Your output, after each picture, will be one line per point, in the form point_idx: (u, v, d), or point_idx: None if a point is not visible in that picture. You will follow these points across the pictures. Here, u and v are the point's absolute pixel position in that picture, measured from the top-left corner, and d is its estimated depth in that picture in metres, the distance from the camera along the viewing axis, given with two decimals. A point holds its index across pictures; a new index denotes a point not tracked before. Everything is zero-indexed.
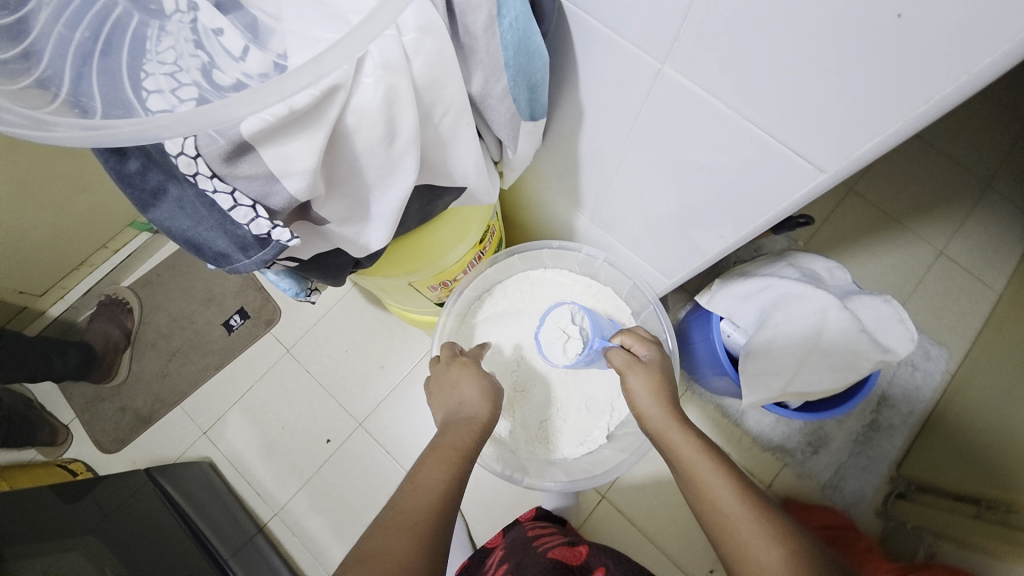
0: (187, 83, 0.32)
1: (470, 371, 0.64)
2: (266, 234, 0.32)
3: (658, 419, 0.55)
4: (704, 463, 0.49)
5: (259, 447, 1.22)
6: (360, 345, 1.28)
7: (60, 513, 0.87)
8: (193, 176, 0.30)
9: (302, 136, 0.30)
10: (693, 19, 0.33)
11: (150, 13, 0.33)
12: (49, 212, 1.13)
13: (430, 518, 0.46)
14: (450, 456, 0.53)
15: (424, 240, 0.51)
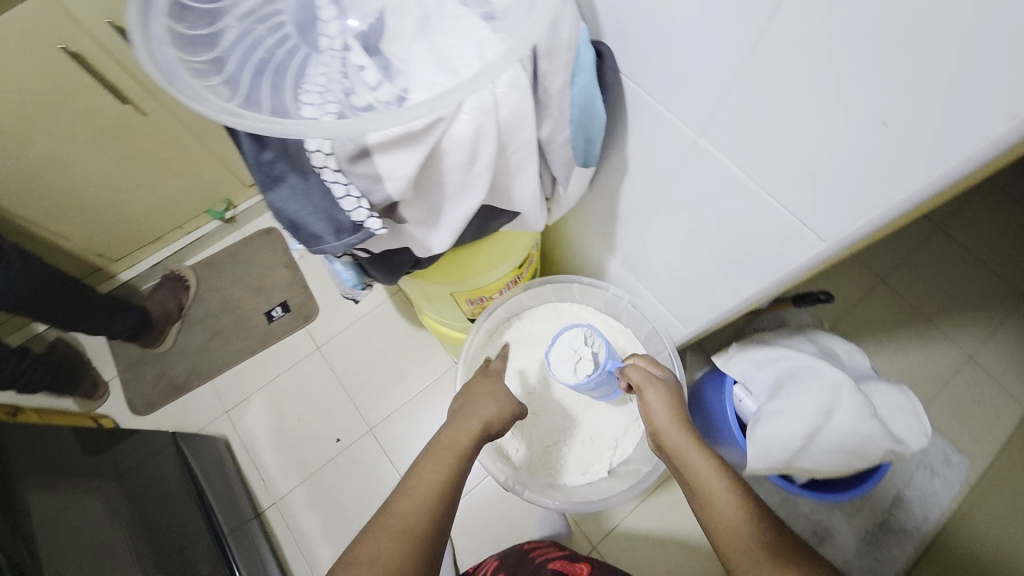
0: (332, 100, 0.40)
1: (486, 380, 0.70)
2: (361, 221, 0.40)
3: (673, 435, 0.57)
4: (714, 477, 0.50)
5: (272, 434, 1.28)
6: (385, 354, 1.34)
7: (110, 443, 0.97)
8: (320, 167, 0.38)
9: (406, 151, 0.37)
10: (726, 102, 0.41)
11: (311, 47, 0.43)
12: (145, 189, 1.27)
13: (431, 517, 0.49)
14: (445, 457, 0.56)
15: (474, 255, 0.58)
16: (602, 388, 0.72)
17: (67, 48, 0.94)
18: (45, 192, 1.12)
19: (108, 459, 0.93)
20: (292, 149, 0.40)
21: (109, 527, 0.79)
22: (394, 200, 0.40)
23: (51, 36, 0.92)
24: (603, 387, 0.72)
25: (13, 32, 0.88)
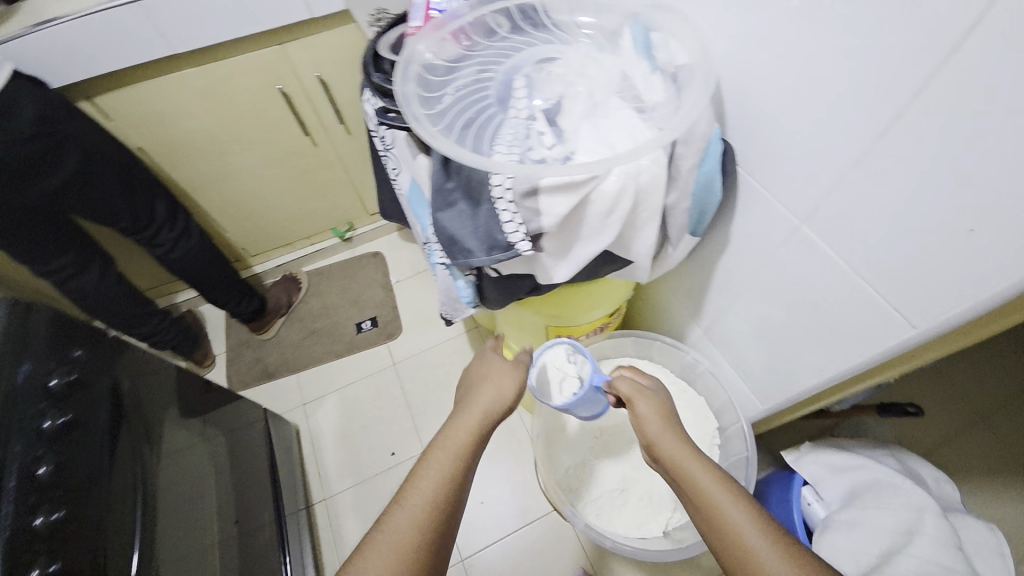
0: (516, 150, 0.52)
1: (499, 377, 0.65)
2: (515, 242, 0.50)
3: (670, 449, 0.55)
4: (725, 496, 0.48)
5: (337, 434, 1.38)
6: (452, 382, 1.43)
7: (217, 404, 1.01)
8: (498, 197, 0.48)
9: (565, 196, 0.48)
10: (832, 197, 0.48)
11: (502, 110, 0.55)
12: (296, 202, 1.51)
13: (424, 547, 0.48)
14: (439, 463, 0.54)
15: (578, 294, 0.67)
16: (593, 407, 0.70)
17: (281, 87, 1.19)
18: (228, 190, 1.39)
19: (218, 418, 0.99)
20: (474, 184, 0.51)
21: (203, 480, 0.86)
22: (542, 231, 0.50)
23: (273, 77, 1.17)
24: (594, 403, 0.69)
25: (252, 73, 1.14)
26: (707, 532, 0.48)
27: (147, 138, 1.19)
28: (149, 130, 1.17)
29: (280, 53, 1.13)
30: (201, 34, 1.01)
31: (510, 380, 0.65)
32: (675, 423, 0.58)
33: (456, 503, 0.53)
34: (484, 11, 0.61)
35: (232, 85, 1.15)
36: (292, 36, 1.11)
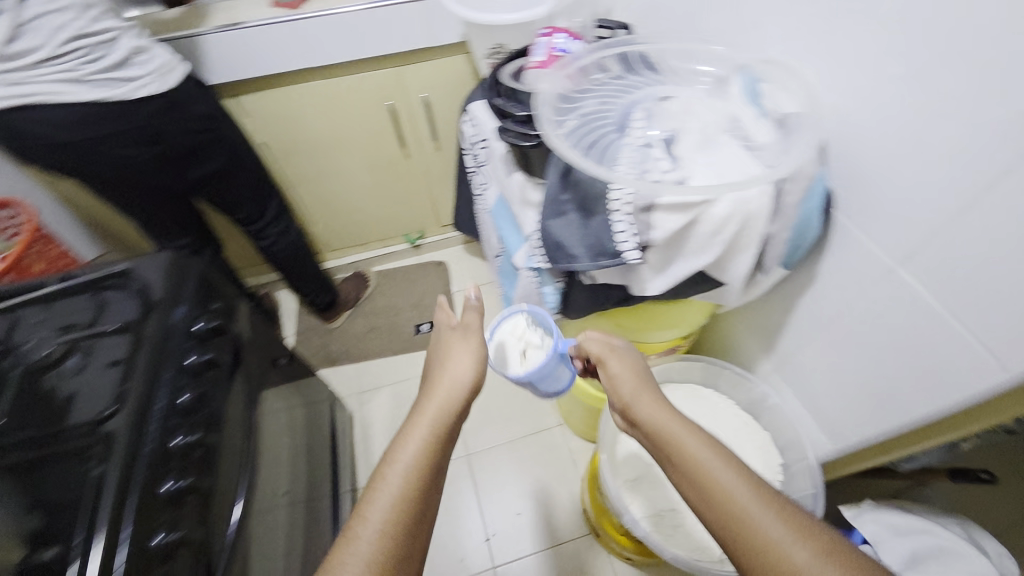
0: (635, 169, 0.58)
1: (459, 366, 0.64)
2: (623, 251, 0.56)
3: (649, 413, 0.57)
4: (711, 457, 0.49)
5: (387, 425, 1.45)
6: (499, 393, 1.46)
7: (302, 375, 1.07)
8: (615, 210, 0.55)
9: (678, 214, 0.54)
10: (931, 242, 0.51)
11: (620, 137, 0.63)
12: (380, 207, 1.65)
13: (404, 536, 0.47)
14: (412, 438, 0.55)
15: (662, 311, 0.72)
16: (552, 378, 0.72)
17: (390, 103, 1.33)
18: (324, 188, 1.53)
19: (300, 390, 1.06)
20: (591, 199, 0.59)
21: (283, 448, 0.91)
22: (648, 245, 0.56)
23: (385, 94, 1.31)
24: (553, 374, 0.71)
25: (369, 89, 1.29)
26: (694, 493, 0.49)
27: (270, 136, 1.35)
28: (273, 128, 1.33)
29: (396, 74, 1.27)
30: (335, 50, 1.17)
31: (471, 368, 0.65)
32: (644, 378, 0.62)
33: (434, 486, 0.52)
34: (603, 55, 0.71)
35: (350, 97, 1.30)
36: (408, 60, 1.25)
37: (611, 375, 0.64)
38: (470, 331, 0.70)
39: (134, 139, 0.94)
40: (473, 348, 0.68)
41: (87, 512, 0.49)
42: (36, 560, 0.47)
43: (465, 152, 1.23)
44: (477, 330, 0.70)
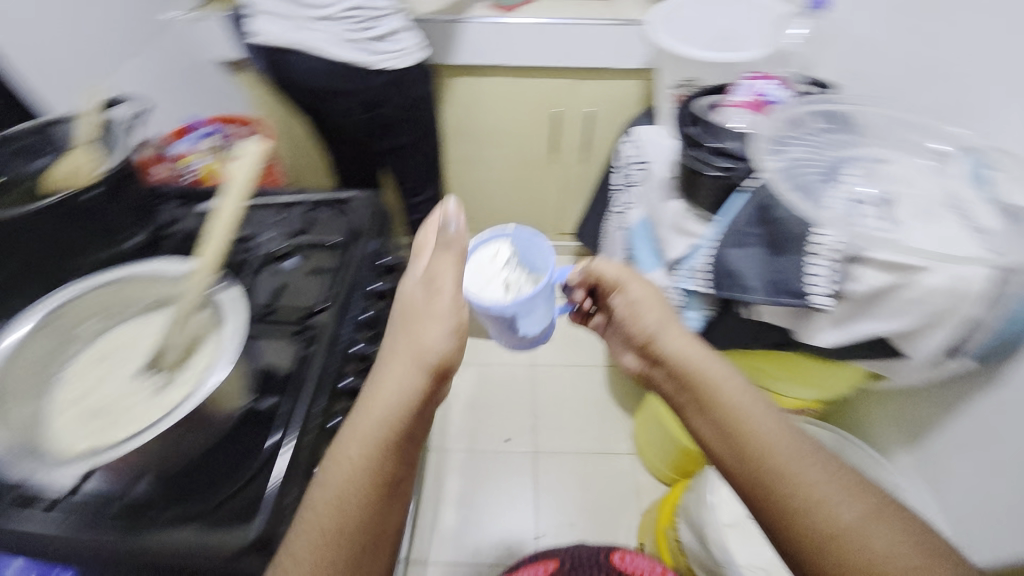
0: (844, 216, 0.65)
1: (422, 340, 0.52)
2: (811, 295, 0.64)
3: (677, 348, 0.61)
4: (753, 406, 0.53)
5: (465, 400, 1.50)
6: (579, 403, 1.47)
7: None
8: (817, 254, 0.64)
9: (888, 275, 0.61)
10: None
11: (829, 186, 0.70)
12: (512, 203, 1.70)
13: (339, 568, 0.45)
14: (356, 455, 0.48)
15: (824, 370, 0.77)
16: (534, 316, 0.67)
17: (557, 110, 1.38)
18: (473, 178, 1.61)
19: None
20: (786, 239, 0.67)
21: None
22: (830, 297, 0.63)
23: (555, 100, 1.36)
24: (533, 310, 0.66)
25: (543, 93, 1.35)
26: (733, 439, 0.52)
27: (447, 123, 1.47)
28: (449, 111, 1.43)
29: (573, 84, 1.32)
30: (524, 52, 1.24)
31: (439, 348, 0.52)
32: (663, 310, 0.65)
33: (399, 478, 0.50)
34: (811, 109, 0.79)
35: (523, 97, 1.36)
36: (587, 74, 1.30)
37: (638, 310, 0.66)
38: (437, 280, 0.54)
39: (363, 99, 1.06)
40: (447, 307, 0.53)
41: (301, 385, 0.57)
42: (255, 407, 0.55)
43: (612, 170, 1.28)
44: (446, 280, 0.54)
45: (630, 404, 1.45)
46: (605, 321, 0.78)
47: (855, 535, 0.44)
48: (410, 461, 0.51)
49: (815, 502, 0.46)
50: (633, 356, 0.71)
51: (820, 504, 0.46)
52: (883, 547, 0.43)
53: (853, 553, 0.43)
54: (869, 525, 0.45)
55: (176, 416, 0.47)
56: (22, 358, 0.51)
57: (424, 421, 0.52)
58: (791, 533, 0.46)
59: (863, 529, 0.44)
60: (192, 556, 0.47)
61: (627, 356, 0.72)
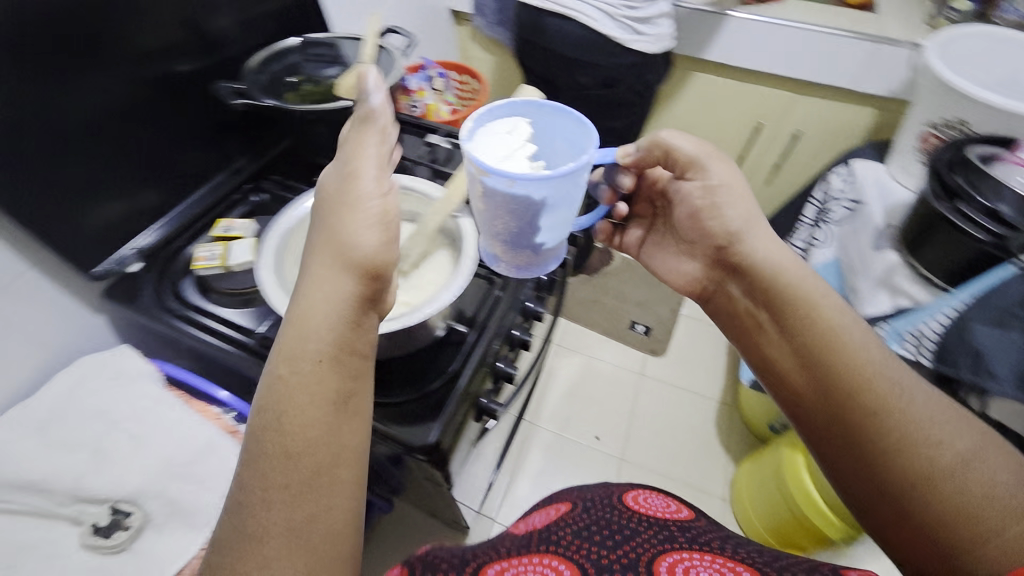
0: None
1: (345, 238, 0.41)
2: None
3: (766, 256, 0.51)
4: (856, 329, 0.47)
5: (566, 384, 1.49)
6: (681, 430, 1.39)
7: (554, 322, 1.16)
8: None
9: None
10: None
11: None
12: None
13: (297, 513, 0.37)
14: (294, 391, 0.39)
15: None
16: (559, 210, 0.49)
17: (759, 123, 1.26)
18: None
19: None
20: None
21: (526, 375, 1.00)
22: None
23: (762, 112, 1.24)
24: (563, 201, 0.48)
25: (750, 102, 1.23)
26: (820, 371, 0.46)
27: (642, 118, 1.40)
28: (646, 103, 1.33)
29: (790, 98, 1.19)
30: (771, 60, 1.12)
31: (370, 247, 0.42)
32: (741, 208, 0.52)
33: (351, 390, 0.41)
34: None
35: (726, 103, 1.25)
36: (819, 93, 1.16)
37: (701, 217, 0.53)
38: (355, 178, 0.43)
39: (602, 76, 1.07)
40: (374, 205, 0.43)
41: (487, 332, 0.63)
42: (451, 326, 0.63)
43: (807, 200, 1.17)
44: (366, 178, 0.43)
45: (734, 449, 1.35)
46: (649, 221, 0.62)
47: (968, 474, 0.39)
48: (359, 372, 0.42)
49: (919, 441, 0.41)
50: (697, 265, 0.57)
51: (923, 443, 0.41)
52: (999, 493, 0.38)
53: (963, 498, 0.38)
54: (984, 471, 0.39)
55: (418, 316, 0.53)
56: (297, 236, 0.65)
57: (364, 333, 0.43)
58: (879, 471, 0.42)
59: (976, 470, 0.39)
60: None
61: (683, 265, 0.58)
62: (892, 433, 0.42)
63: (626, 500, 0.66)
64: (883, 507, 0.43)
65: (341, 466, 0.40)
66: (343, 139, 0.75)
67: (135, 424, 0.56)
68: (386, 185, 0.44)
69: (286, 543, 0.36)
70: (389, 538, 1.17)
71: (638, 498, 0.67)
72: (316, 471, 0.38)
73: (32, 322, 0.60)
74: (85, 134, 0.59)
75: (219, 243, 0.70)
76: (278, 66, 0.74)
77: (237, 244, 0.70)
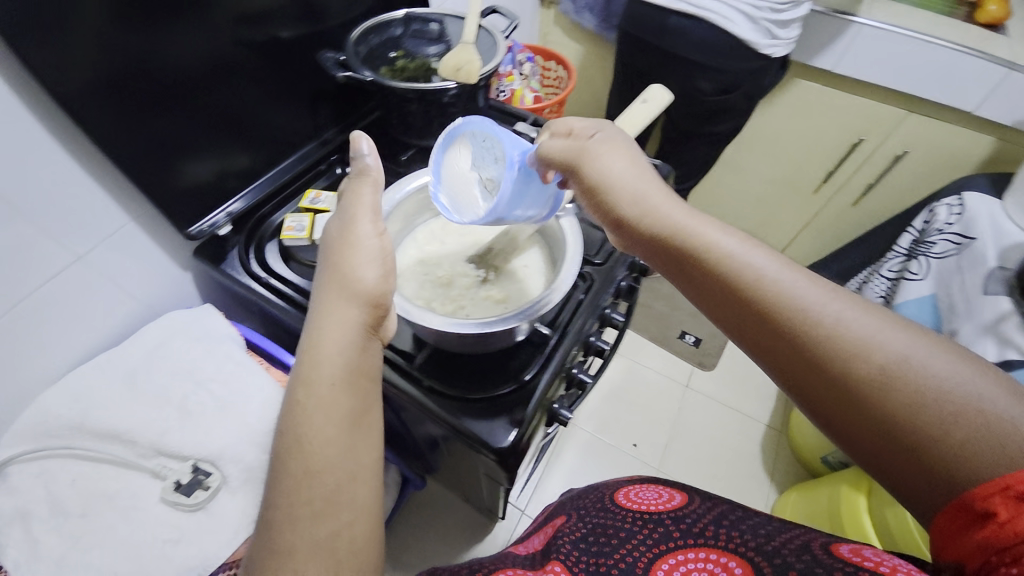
0: None
1: (347, 272, 0.44)
2: None
3: (671, 218, 0.42)
4: (783, 282, 0.35)
5: (608, 387, 1.45)
6: (723, 451, 1.34)
7: None
8: None
9: None
10: None
11: None
12: (739, 218, 1.55)
13: (324, 529, 0.35)
14: (303, 408, 0.38)
15: None
16: (537, 202, 0.56)
17: (859, 139, 1.18)
18: (719, 177, 1.46)
19: None
20: None
21: None
22: None
23: (866, 128, 1.16)
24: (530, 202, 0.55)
25: (853, 116, 1.15)
26: (724, 296, 0.38)
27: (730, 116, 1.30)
28: None
29: (900, 116, 1.11)
30: (886, 69, 1.04)
31: (370, 280, 0.44)
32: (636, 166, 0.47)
33: (362, 406, 0.41)
34: None
35: (825, 113, 1.18)
36: (935, 112, 1.07)
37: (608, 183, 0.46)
38: (354, 225, 0.46)
39: (723, 81, 1.03)
40: (373, 245, 0.46)
41: (569, 335, 0.61)
42: (537, 327, 0.61)
43: (907, 231, 1.09)
44: (365, 225, 0.47)
45: (777, 479, 1.29)
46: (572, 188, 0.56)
47: (916, 363, 0.31)
48: (368, 392, 0.42)
49: (849, 350, 0.32)
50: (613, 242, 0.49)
51: (854, 347, 0.32)
52: (961, 374, 0.30)
53: (933, 400, 0.29)
54: (930, 352, 0.31)
55: (526, 317, 0.52)
56: (403, 213, 0.63)
57: (369, 357, 0.43)
58: (829, 405, 0.33)
59: (927, 354, 0.31)
60: (436, 418, 0.55)
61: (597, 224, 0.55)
62: (825, 352, 0.33)
63: (616, 499, 0.58)
64: (865, 455, 0.33)
65: (358, 482, 0.38)
66: (433, 120, 0.75)
67: (218, 386, 0.58)
68: (382, 228, 0.47)
69: (323, 563, 0.34)
70: (421, 520, 1.14)
71: (630, 494, 0.58)
72: (337, 488, 0.36)
73: (125, 273, 0.61)
74: (197, 88, 0.60)
75: (306, 214, 0.71)
76: (377, 37, 0.73)
77: (324, 217, 0.70)
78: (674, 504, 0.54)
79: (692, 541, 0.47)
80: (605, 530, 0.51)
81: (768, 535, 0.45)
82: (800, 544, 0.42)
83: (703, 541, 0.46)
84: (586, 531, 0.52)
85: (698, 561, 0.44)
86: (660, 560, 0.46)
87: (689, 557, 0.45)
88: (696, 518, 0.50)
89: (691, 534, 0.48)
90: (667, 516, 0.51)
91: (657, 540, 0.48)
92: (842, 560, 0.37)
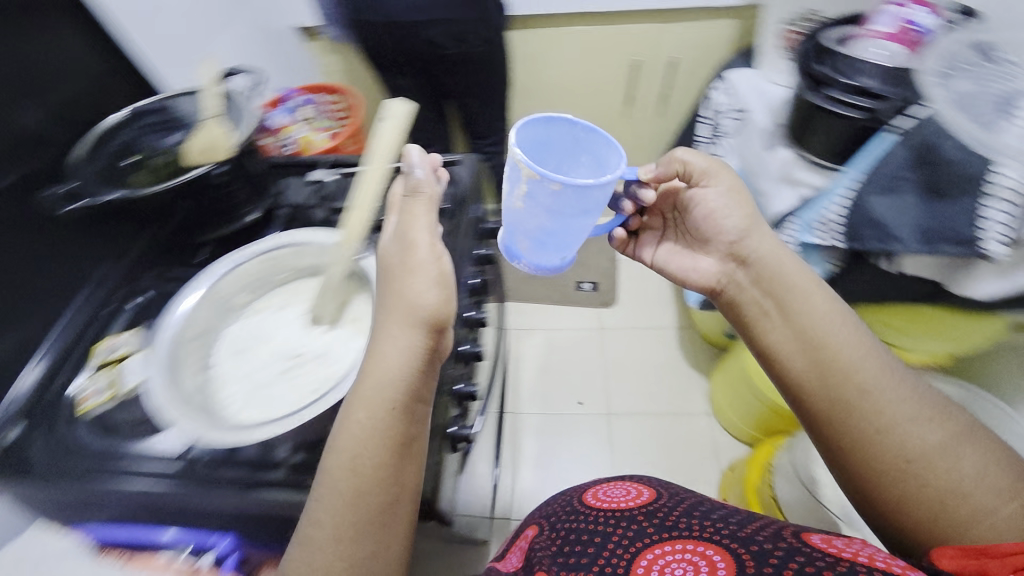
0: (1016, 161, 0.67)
1: (409, 296, 0.48)
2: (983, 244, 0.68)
3: (835, 327, 0.53)
4: (911, 403, 0.49)
5: (538, 365, 1.47)
6: (655, 369, 1.44)
7: None
8: (993, 201, 0.67)
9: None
10: None
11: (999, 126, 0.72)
12: None
13: (366, 532, 0.44)
14: (379, 442, 0.45)
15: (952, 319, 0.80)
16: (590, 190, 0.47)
17: (635, 59, 1.30)
18: None
19: None
20: (941, 183, 0.71)
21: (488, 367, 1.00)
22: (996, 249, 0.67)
23: (634, 48, 1.28)
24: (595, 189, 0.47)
25: (621, 41, 1.26)
26: (834, 369, 0.51)
27: (524, 79, 1.37)
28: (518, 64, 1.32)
29: (654, 29, 1.23)
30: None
31: (428, 303, 0.47)
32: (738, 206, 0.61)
33: (411, 436, 0.47)
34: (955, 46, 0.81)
35: (599, 47, 1.28)
36: (678, 16, 1.21)
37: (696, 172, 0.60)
38: (411, 247, 0.50)
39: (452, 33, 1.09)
40: (431, 267, 0.49)
41: None
42: None
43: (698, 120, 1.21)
44: (422, 250, 0.49)
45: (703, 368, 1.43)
46: (661, 232, 0.64)
47: (950, 462, 0.46)
48: (420, 414, 0.48)
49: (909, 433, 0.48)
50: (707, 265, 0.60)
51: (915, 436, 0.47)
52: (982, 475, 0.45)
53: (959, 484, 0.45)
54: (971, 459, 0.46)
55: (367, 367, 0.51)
56: (191, 328, 0.60)
57: (429, 377, 0.48)
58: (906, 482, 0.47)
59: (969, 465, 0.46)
60: None
61: (700, 263, 0.60)
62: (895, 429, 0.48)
63: (584, 501, 0.59)
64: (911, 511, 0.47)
65: (400, 499, 0.46)
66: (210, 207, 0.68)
67: None
68: (439, 252, 0.50)
69: None
70: None
71: (599, 494, 0.59)
72: (380, 508, 0.44)
73: None
74: None
75: (105, 369, 0.60)
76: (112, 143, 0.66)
77: (128, 363, 0.59)
78: (643, 500, 0.56)
79: (665, 533, 0.49)
80: (578, 539, 0.52)
81: (739, 521, 0.48)
82: (774, 532, 0.45)
83: (675, 534, 0.48)
84: (559, 540, 0.53)
85: (677, 550, 0.46)
86: (635, 563, 0.46)
87: (667, 551, 0.46)
88: (667, 512, 0.52)
89: (664, 529, 0.49)
90: (637, 514, 0.53)
91: (635, 539, 0.49)
92: (824, 551, 0.41)
